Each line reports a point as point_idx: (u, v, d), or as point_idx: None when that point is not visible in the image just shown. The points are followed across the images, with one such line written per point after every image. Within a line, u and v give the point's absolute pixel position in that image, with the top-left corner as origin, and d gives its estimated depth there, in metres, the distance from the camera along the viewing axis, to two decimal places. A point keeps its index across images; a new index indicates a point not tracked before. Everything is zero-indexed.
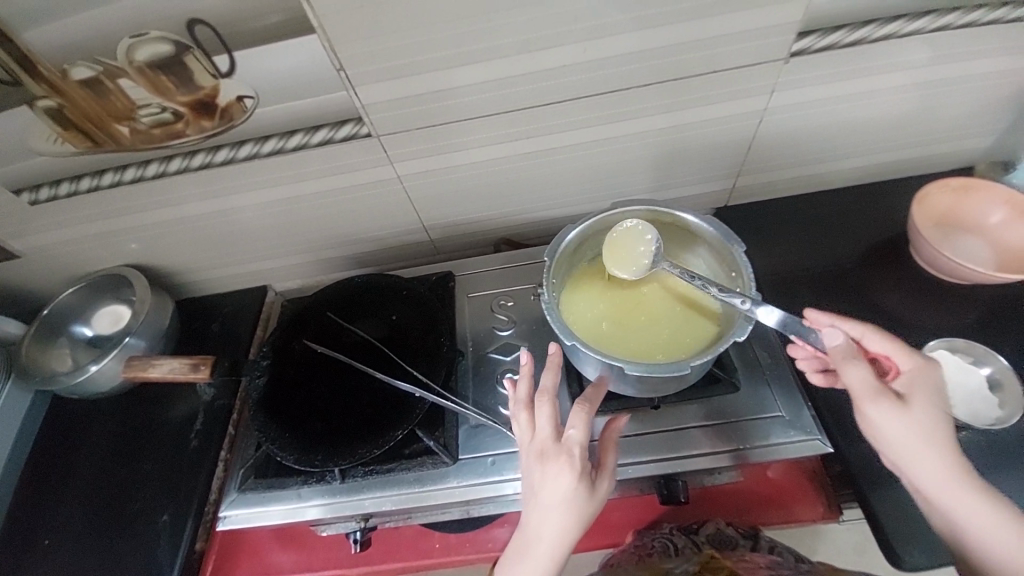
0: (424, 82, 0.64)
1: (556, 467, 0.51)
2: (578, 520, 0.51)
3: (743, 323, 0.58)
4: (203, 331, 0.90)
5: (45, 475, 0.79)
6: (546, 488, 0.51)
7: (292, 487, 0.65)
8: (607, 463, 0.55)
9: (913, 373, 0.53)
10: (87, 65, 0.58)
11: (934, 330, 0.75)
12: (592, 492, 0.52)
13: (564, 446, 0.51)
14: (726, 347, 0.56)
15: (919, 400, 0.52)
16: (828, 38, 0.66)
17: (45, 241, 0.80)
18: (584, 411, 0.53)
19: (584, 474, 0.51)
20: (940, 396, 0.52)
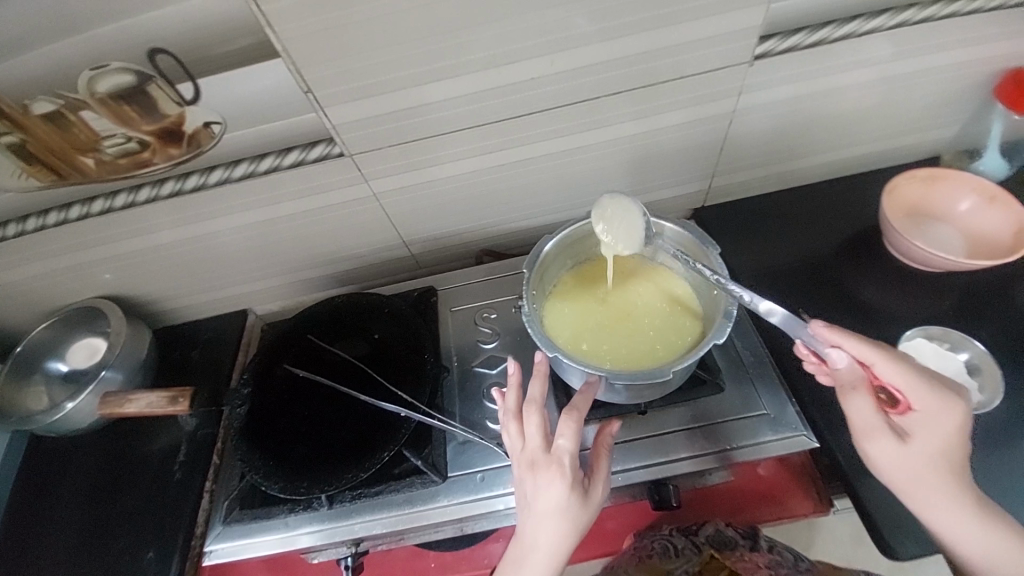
0: (394, 100, 0.64)
1: (548, 478, 0.50)
2: (574, 528, 0.51)
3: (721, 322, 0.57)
4: (183, 360, 0.88)
5: (22, 518, 0.77)
6: (540, 501, 0.50)
7: (280, 516, 0.63)
8: (600, 468, 0.54)
9: (931, 411, 0.50)
10: (48, 99, 0.57)
11: (913, 319, 0.77)
12: (587, 500, 0.52)
13: (555, 457, 0.51)
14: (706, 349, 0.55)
15: (925, 438, 0.50)
16: (789, 41, 0.68)
17: (14, 277, 0.78)
18: (574, 419, 0.52)
19: (577, 482, 0.51)
20: (954, 436, 0.50)
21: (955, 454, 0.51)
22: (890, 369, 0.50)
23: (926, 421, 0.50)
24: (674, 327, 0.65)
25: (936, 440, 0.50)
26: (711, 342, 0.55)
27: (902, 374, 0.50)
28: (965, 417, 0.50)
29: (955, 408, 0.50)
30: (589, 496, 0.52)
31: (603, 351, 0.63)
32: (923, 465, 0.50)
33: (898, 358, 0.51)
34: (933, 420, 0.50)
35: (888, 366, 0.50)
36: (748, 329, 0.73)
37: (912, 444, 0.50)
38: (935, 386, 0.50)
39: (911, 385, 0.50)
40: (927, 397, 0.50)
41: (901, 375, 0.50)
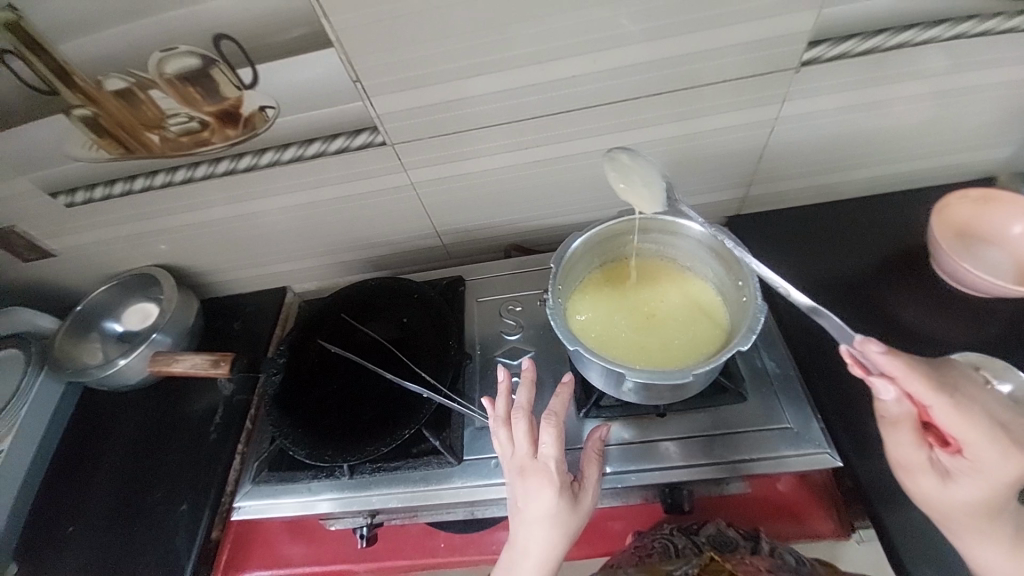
0: (435, 93, 0.67)
1: (536, 483, 0.54)
2: (565, 532, 0.54)
3: (746, 332, 0.56)
4: (225, 330, 0.95)
5: (73, 463, 0.83)
6: (531, 506, 0.53)
7: (303, 481, 0.66)
8: (589, 473, 0.58)
9: (983, 460, 0.45)
10: (121, 76, 0.61)
11: (954, 344, 0.73)
12: (575, 505, 0.55)
13: (542, 464, 0.54)
14: (727, 356, 0.55)
15: (969, 481, 0.47)
16: (839, 47, 0.65)
17: (79, 241, 0.85)
18: (553, 425, 0.55)
19: (564, 487, 0.54)
20: (1005, 488, 0.46)
21: (999, 502, 0.47)
22: (946, 415, 0.45)
23: (975, 465, 0.46)
24: (698, 333, 0.65)
25: (979, 489, 0.46)
26: (736, 347, 0.54)
27: (959, 422, 0.45)
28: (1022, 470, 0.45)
29: (1015, 463, 0.45)
30: (578, 500, 0.55)
31: (625, 350, 0.64)
32: (958, 506, 0.48)
33: (957, 401, 0.45)
34: (982, 469, 0.46)
35: (945, 408, 0.45)
36: (775, 343, 0.72)
37: (950, 484, 0.48)
38: (997, 436, 0.45)
39: (967, 432, 0.45)
40: (985, 446, 0.45)
41: (956, 422, 0.45)
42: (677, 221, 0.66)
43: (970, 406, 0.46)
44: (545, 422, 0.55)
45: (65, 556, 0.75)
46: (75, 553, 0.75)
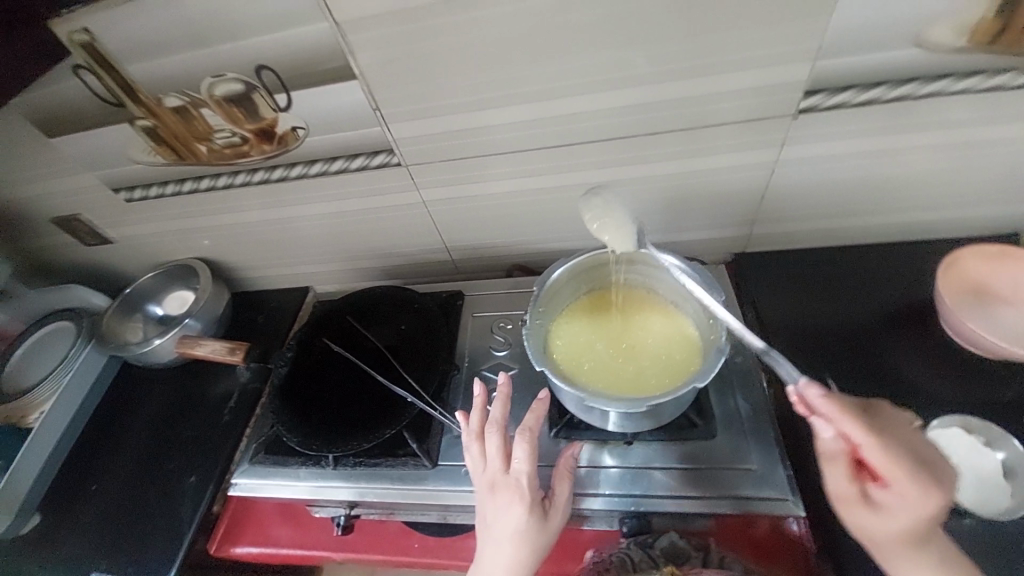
0: (446, 122, 0.73)
1: (507, 498, 0.56)
2: (534, 550, 0.55)
3: (706, 369, 0.58)
4: (250, 322, 1.04)
5: (105, 428, 0.93)
6: (501, 522, 0.56)
7: (293, 466, 0.72)
8: (560, 491, 0.60)
9: (905, 497, 0.45)
10: (177, 96, 0.70)
11: (957, 405, 0.71)
12: (545, 522, 0.57)
13: (513, 479, 0.57)
14: (683, 391, 0.57)
15: (895, 517, 0.46)
16: (836, 97, 0.66)
17: (135, 232, 0.96)
18: (525, 442, 0.58)
19: (534, 504, 0.56)
20: (926, 522, 0.45)
21: (923, 533, 0.46)
22: (866, 445, 0.45)
23: (899, 502, 0.45)
24: (671, 364, 0.66)
25: (903, 520, 0.45)
26: (692, 383, 0.57)
27: (876, 452, 0.45)
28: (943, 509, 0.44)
29: (934, 495, 0.44)
30: (547, 518, 0.57)
31: (595, 373, 0.66)
32: (884, 535, 0.47)
33: (876, 429, 0.45)
34: (903, 503, 0.45)
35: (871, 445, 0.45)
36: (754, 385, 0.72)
37: (879, 517, 0.47)
38: (914, 466, 0.45)
39: (886, 462, 0.45)
40: (903, 478, 0.44)
41: (880, 458, 0.45)
42: (660, 256, 0.69)
43: (895, 443, 0.45)
44: (517, 437, 0.59)
45: (87, 511, 0.84)
46: (96, 509, 0.84)
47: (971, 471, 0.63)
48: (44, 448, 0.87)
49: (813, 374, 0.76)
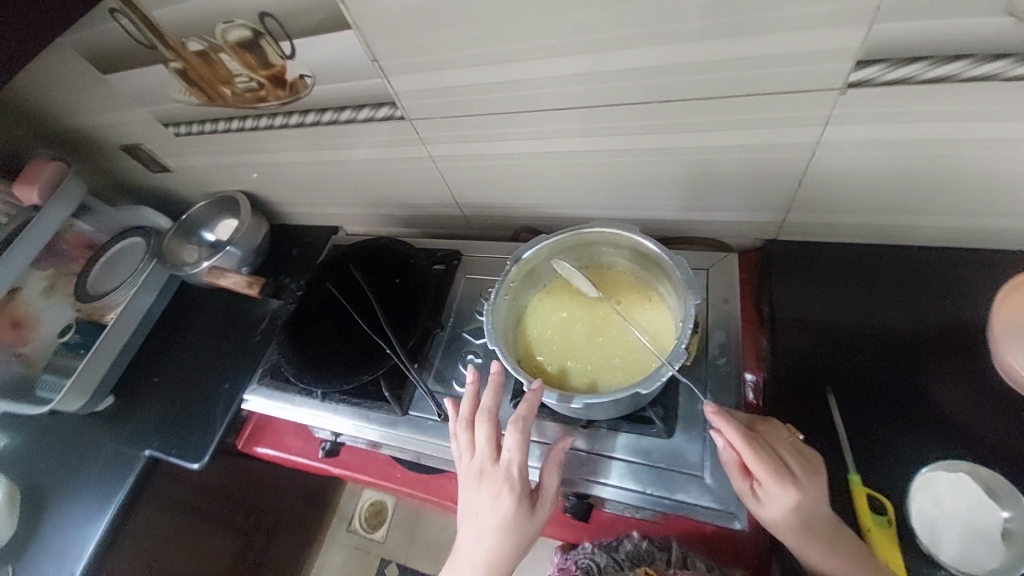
0: (443, 77, 0.69)
1: (495, 488, 0.56)
2: (519, 541, 0.55)
3: (653, 375, 0.57)
4: (285, 254, 1.14)
5: (170, 333, 1.12)
6: (488, 512, 0.55)
7: (291, 392, 0.82)
8: (550, 482, 0.58)
9: (770, 489, 0.53)
10: (197, 41, 0.73)
11: (991, 446, 0.61)
12: (533, 514, 0.56)
13: (502, 470, 0.56)
14: (622, 394, 0.57)
15: (770, 508, 0.54)
16: (899, 71, 0.53)
17: (186, 162, 1.06)
18: (516, 435, 0.57)
19: (523, 495, 0.55)
20: (797, 519, 0.53)
21: (801, 524, 0.53)
22: (741, 450, 0.54)
23: (768, 494, 0.54)
24: (635, 359, 0.63)
25: (779, 516, 0.54)
26: (634, 389, 0.57)
27: (747, 455, 0.54)
28: (797, 499, 0.52)
29: (796, 493, 0.53)
30: (535, 510, 0.56)
31: (556, 354, 0.66)
32: (772, 527, 0.56)
33: (752, 439, 0.55)
34: (770, 495, 0.54)
35: (743, 446, 0.54)
36: (731, 390, 0.69)
37: (761, 507, 0.55)
38: (781, 470, 0.54)
39: (759, 467, 0.54)
40: (765, 475, 0.53)
41: (748, 457, 0.54)
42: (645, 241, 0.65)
43: (761, 444, 0.55)
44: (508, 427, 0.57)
45: (151, 397, 1.04)
46: (158, 397, 1.03)
47: (964, 521, 0.57)
48: (114, 344, 1.04)
49: (813, 385, 0.70)
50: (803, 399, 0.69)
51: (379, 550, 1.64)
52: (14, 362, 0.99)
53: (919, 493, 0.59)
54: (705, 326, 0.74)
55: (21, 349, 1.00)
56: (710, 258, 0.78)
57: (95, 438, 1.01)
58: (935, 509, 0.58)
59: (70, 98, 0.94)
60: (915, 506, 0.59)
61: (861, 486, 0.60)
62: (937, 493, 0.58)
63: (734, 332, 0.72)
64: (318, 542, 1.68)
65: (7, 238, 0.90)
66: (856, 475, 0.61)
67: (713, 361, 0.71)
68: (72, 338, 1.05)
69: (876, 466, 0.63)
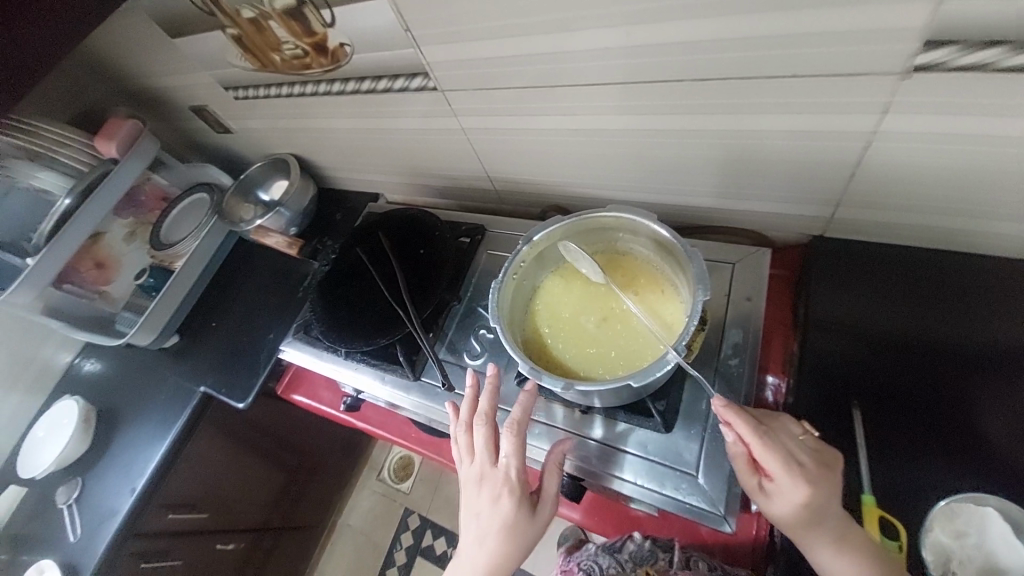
0: (472, 48, 0.68)
1: (495, 492, 0.56)
2: (522, 543, 0.55)
3: (650, 369, 0.56)
4: (330, 217, 1.20)
5: (226, 283, 1.23)
6: (490, 516, 0.55)
7: (319, 347, 0.88)
8: (550, 484, 0.58)
9: (784, 484, 0.52)
10: (248, 8, 0.77)
11: None
12: (534, 515, 0.56)
13: (501, 473, 0.57)
14: (615, 383, 0.56)
15: (781, 503, 0.53)
16: (974, 55, 0.46)
17: (244, 125, 1.13)
18: (513, 439, 0.57)
19: (523, 497, 0.56)
20: (804, 511, 0.51)
21: (813, 521, 0.52)
22: (753, 443, 0.52)
23: (780, 489, 0.52)
24: (638, 350, 0.63)
25: (787, 507, 0.52)
26: (627, 380, 0.56)
27: (760, 449, 0.52)
28: (813, 495, 0.51)
29: (805, 486, 0.51)
30: (536, 512, 0.56)
31: (562, 338, 0.66)
32: (779, 520, 0.54)
33: (763, 431, 0.53)
34: (782, 491, 0.52)
35: (756, 439, 0.52)
36: (740, 391, 0.67)
37: (771, 502, 0.54)
38: (791, 462, 0.52)
39: (768, 458, 0.52)
40: (779, 469, 0.51)
41: (761, 450, 0.52)
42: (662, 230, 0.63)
43: (776, 439, 0.53)
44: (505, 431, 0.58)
45: (208, 339, 1.15)
46: (214, 339, 1.15)
47: (983, 556, 0.54)
48: (179, 289, 1.16)
49: (837, 396, 0.66)
50: (824, 409, 0.66)
51: (404, 500, 1.76)
52: (97, 298, 1.13)
53: (939, 525, 0.55)
54: (720, 322, 0.71)
55: (102, 288, 1.13)
56: (739, 251, 0.75)
57: (162, 370, 1.15)
58: (955, 542, 0.54)
59: (146, 61, 1.02)
60: (932, 536, 0.55)
61: (875, 507, 0.57)
62: (960, 527, 0.54)
63: (752, 333, 0.69)
64: (351, 485, 1.83)
65: (87, 186, 0.99)
66: (870, 495, 0.58)
67: (724, 360, 0.69)
68: (147, 280, 1.17)
69: (896, 489, 0.59)
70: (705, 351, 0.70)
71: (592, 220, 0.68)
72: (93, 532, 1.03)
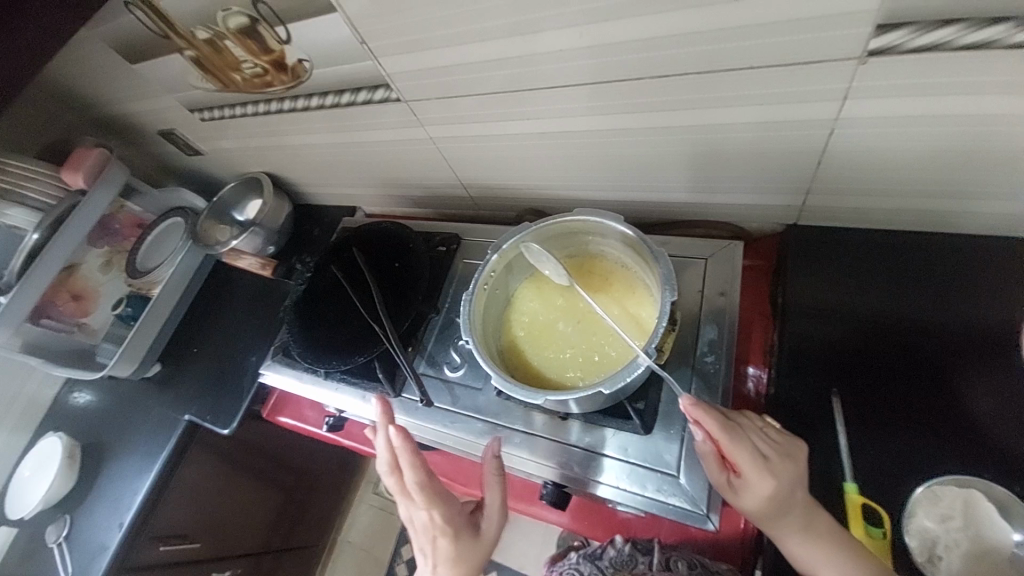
0: (430, 58, 0.67)
1: (429, 532, 0.57)
2: (472, 566, 0.57)
3: (620, 375, 0.56)
4: (308, 233, 1.19)
5: (205, 307, 1.21)
6: (430, 555, 0.57)
7: (298, 369, 0.87)
8: (490, 499, 0.59)
9: (751, 480, 0.53)
10: (204, 29, 0.76)
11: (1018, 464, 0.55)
12: (473, 540, 0.57)
13: (427, 515, 0.57)
14: (587, 392, 0.56)
15: (749, 498, 0.54)
16: (929, 36, 0.45)
17: (214, 146, 1.12)
18: (422, 485, 0.57)
19: (456, 529, 0.57)
20: (771, 502, 0.53)
21: (780, 512, 0.53)
22: (722, 439, 0.53)
23: (748, 484, 0.53)
24: (609, 354, 0.62)
25: (754, 501, 0.54)
26: (597, 387, 0.56)
27: (729, 445, 0.53)
28: (778, 488, 0.52)
29: (769, 478, 0.52)
30: (477, 536, 0.58)
31: (534, 347, 0.66)
32: (747, 512, 0.55)
33: (728, 424, 0.54)
34: (751, 486, 0.53)
35: (725, 436, 0.53)
36: (719, 387, 0.66)
37: (740, 498, 0.55)
38: (755, 456, 0.53)
39: (734, 451, 0.53)
40: (747, 464, 0.53)
41: (731, 446, 0.53)
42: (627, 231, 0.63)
43: (743, 435, 0.54)
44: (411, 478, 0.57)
45: (189, 365, 1.14)
46: (195, 365, 1.13)
47: (969, 539, 0.53)
48: (157, 317, 1.14)
49: (816, 386, 0.66)
50: (804, 400, 0.65)
51: None
52: (76, 330, 1.10)
53: (922, 510, 0.55)
54: (696, 319, 0.71)
55: (82, 319, 1.11)
56: (712, 246, 0.74)
57: (144, 400, 1.13)
58: (939, 527, 0.54)
59: (107, 87, 1.01)
60: (916, 522, 0.55)
61: (856, 495, 0.57)
62: (944, 511, 0.54)
63: (728, 328, 0.69)
64: (350, 501, 1.81)
65: (56, 220, 0.98)
66: (852, 483, 0.58)
67: (701, 358, 0.69)
68: (124, 310, 1.15)
69: (880, 477, 0.59)
70: (683, 348, 0.70)
71: (558, 227, 0.68)
72: (83, 568, 1.01)
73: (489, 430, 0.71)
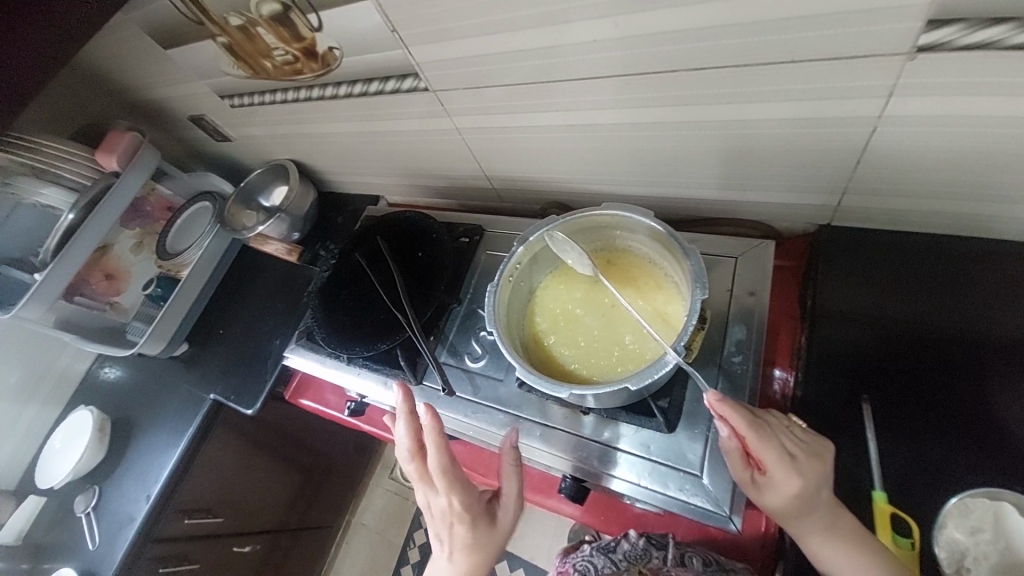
0: (459, 47, 0.67)
1: (446, 519, 0.58)
2: (487, 553, 0.58)
3: (646, 373, 0.56)
4: (332, 220, 1.20)
5: (231, 290, 1.24)
6: (447, 541, 0.58)
7: (321, 353, 0.89)
8: (507, 488, 0.60)
9: (777, 478, 0.52)
10: (237, 16, 0.77)
11: None
12: (490, 528, 0.58)
13: (446, 503, 0.58)
14: (612, 388, 0.56)
15: (774, 496, 0.53)
16: (983, 33, 0.43)
17: (242, 132, 1.14)
18: (445, 473, 0.57)
19: (475, 517, 0.57)
20: (795, 501, 0.52)
21: (805, 511, 0.53)
22: (749, 437, 0.53)
23: (774, 482, 0.53)
24: (634, 350, 0.62)
25: (778, 499, 0.53)
26: (623, 384, 0.56)
27: (756, 442, 0.52)
28: (805, 487, 0.51)
29: (796, 477, 0.51)
30: (494, 524, 0.59)
31: (558, 340, 0.66)
32: (770, 510, 0.55)
33: (755, 423, 0.53)
34: (776, 484, 0.52)
35: (751, 433, 0.52)
36: (744, 388, 0.66)
37: (764, 496, 0.54)
38: (782, 454, 0.52)
39: (761, 450, 0.52)
40: (773, 463, 0.52)
41: (757, 444, 0.52)
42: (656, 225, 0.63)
43: (770, 433, 0.53)
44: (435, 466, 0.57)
45: (215, 346, 1.17)
46: (221, 346, 1.16)
47: (998, 552, 0.52)
48: (186, 299, 1.18)
49: (845, 390, 0.64)
50: (832, 404, 0.64)
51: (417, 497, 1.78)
52: (108, 309, 1.12)
53: (952, 522, 0.53)
54: (723, 319, 0.70)
55: (115, 299, 1.13)
56: (742, 244, 0.73)
57: (172, 379, 1.17)
58: (969, 539, 0.53)
59: (141, 72, 1.03)
60: (946, 534, 0.53)
61: (884, 503, 0.56)
62: (974, 523, 0.53)
63: (755, 329, 0.68)
64: (364, 485, 1.85)
65: (90, 201, 1.00)
66: (880, 491, 0.57)
67: (728, 358, 0.68)
68: (154, 291, 1.18)
69: (909, 485, 0.58)
70: (707, 348, 0.69)
71: (585, 219, 0.67)
72: (112, 538, 1.06)
73: (510, 421, 0.71)
